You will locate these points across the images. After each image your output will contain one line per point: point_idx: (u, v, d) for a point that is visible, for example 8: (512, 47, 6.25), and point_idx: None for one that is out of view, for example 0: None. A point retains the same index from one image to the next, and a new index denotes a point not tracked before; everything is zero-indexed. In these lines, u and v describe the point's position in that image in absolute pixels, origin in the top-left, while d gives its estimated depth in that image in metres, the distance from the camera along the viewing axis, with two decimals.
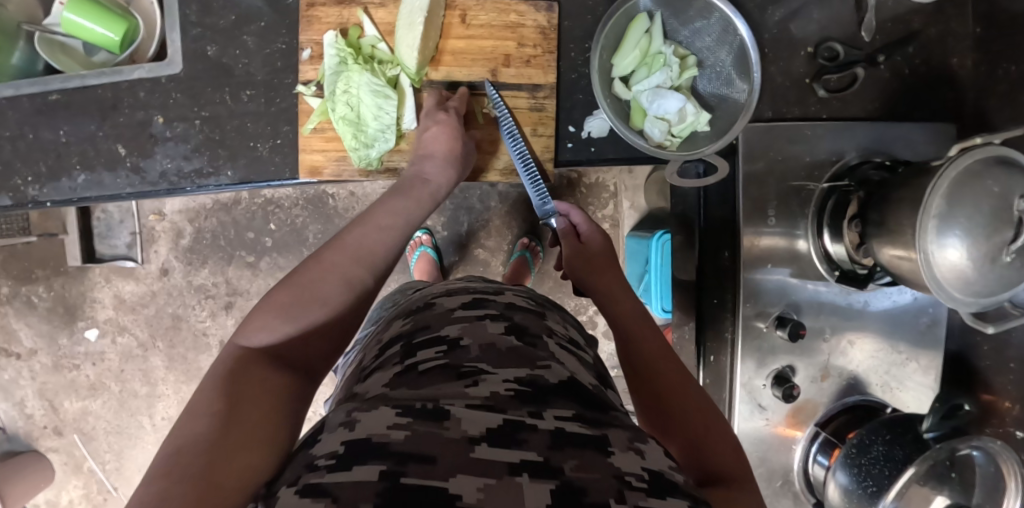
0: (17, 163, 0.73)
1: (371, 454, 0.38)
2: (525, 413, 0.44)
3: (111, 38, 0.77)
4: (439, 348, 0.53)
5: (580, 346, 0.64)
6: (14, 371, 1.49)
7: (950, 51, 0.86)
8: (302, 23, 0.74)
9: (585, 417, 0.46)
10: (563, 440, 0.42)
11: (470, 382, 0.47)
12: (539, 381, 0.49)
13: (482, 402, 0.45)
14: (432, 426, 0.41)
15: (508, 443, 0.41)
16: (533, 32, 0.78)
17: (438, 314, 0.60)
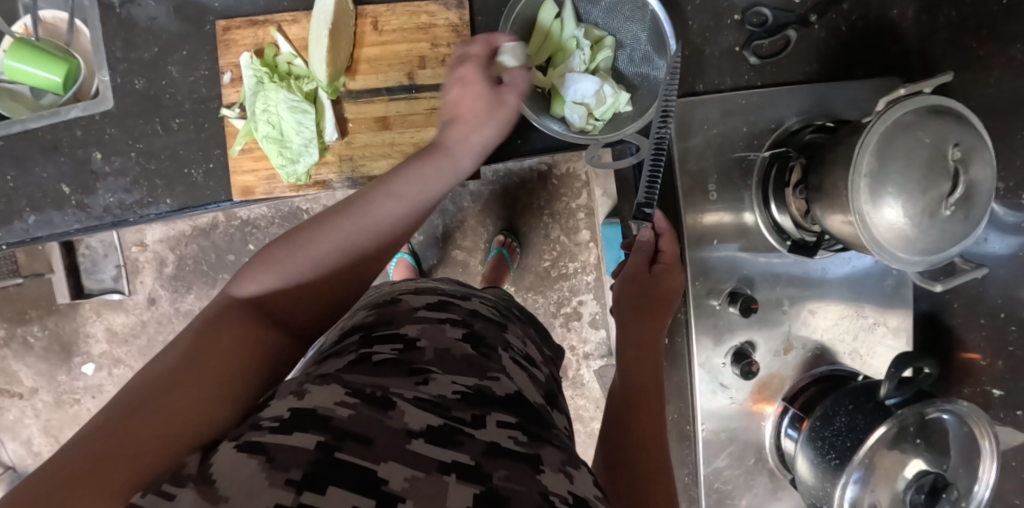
0: None
1: (313, 424, 0.38)
2: (467, 417, 0.44)
3: (53, 80, 0.80)
4: (394, 347, 0.51)
5: (536, 362, 0.62)
6: (18, 411, 1.54)
7: (888, 5, 0.85)
8: (221, 47, 0.76)
9: (525, 431, 0.46)
10: (498, 450, 0.42)
11: (419, 380, 0.47)
12: (486, 390, 0.48)
13: (429, 399, 0.44)
14: (376, 411, 0.41)
15: (443, 441, 0.41)
16: (445, 31, 0.78)
17: (399, 310, 0.58)
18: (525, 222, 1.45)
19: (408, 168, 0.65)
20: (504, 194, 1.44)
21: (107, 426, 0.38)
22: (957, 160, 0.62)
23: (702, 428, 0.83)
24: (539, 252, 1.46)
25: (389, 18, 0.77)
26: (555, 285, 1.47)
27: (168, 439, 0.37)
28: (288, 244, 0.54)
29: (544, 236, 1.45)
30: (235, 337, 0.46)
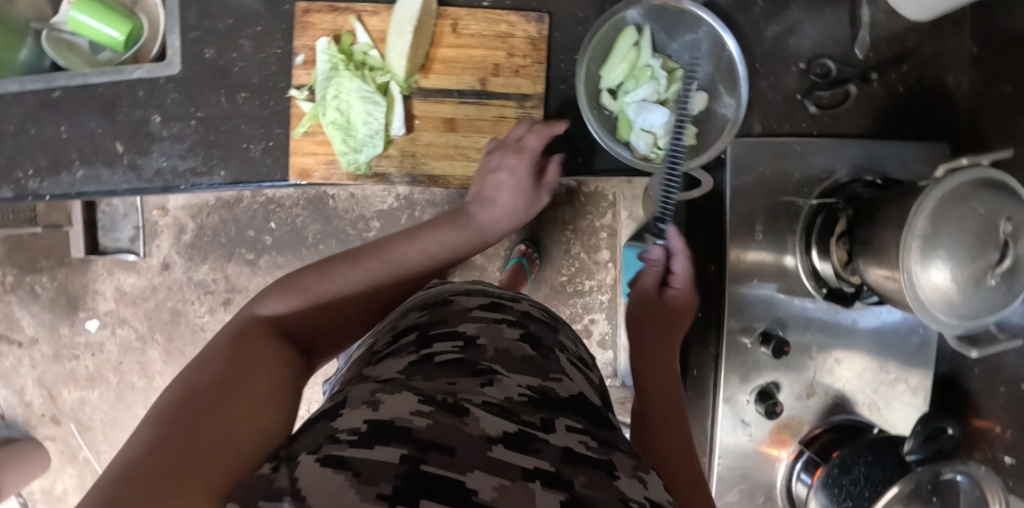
0: (21, 158, 0.75)
1: (395, 437, 0.36)
2: (538, 421, 0.43)
3: (116, 38, 0.80)
4: (456, 344, 0.51)
5: (588, 365, 0.64)
6: (14, 358, 1.53)
7: (944, 71, 0.86)
8: (298, 28, 0.76)
9: (593, 437, 0.45)
10: (574, 456, 0.40)
11: (484, 379, 0.46)
12: (550, 393, 0.48)
13: (498, 402, 0.43)
14: (452, 418, 0.39)
15: (520, 447, 0.39)
16: (523, 43, 0.78)
17: (454, 311, 0.57)
18: (548, 235, 1.45)
19: (439, 235, 0.69)
20: None
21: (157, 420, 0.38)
22: (1009, 233, 0.62)
23: (718, 463, 0.83)
24: (557, 266, 1.46)
25: (470, 23, 0.78)
26: (569, 300, 1.47)
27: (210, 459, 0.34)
28: (299, 291, 0.55)
29: (565, 251, 1.45)
30: (266, 347, 0.47)
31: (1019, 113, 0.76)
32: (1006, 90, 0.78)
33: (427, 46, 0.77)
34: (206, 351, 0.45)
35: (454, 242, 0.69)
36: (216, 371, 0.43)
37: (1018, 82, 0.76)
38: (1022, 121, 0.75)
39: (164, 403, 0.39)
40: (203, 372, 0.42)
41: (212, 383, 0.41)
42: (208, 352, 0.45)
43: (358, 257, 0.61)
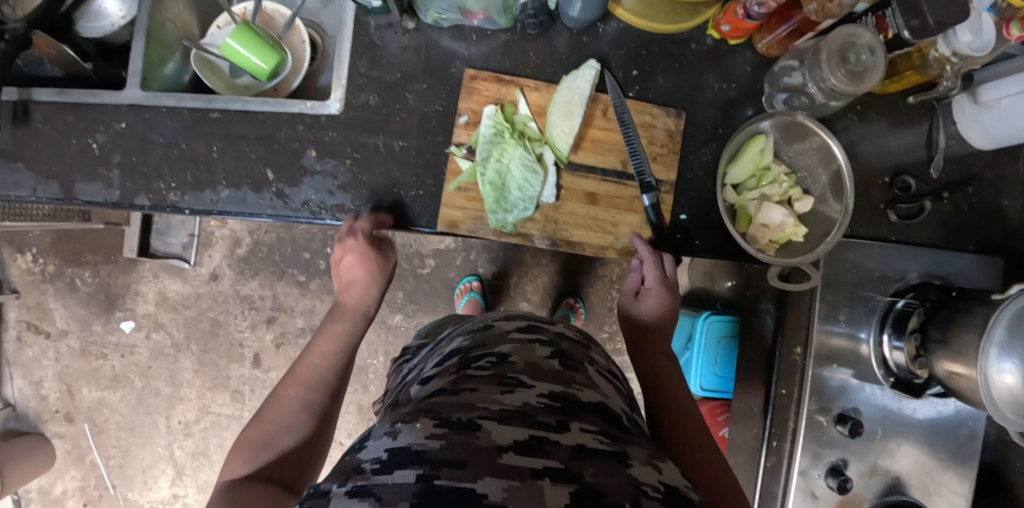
0: (165, 170, 0.75)
1: (410, 460, 0.42)
2: (552, 422, 0.47)
3: (261, 67, 0.83)
4: (490, 359, 0.56)
5: (617, 376, 0.67)
6: (39, 349, 1.49)
7: (1003, 195, 0.94)
8: (463, 92, 0.71)
9: (606, 434, 0.48)
10: (584, 452, 0.44)
11: (507, 389, 0.51)
12: (569, 396, 0.52)
13: (515, 410, 0.47)
14: (463, 434, 0.44)
15: (532, 452, 0.43)
16: (662, 134, 0.74)
17: (494, 333, 0.63)
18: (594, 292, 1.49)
19: (322, 336, 0.72)
20: (581, 261, 1.48)
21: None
22: None
23: None
24: (599, 323, 1.49)
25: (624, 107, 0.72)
26: None
27: None
28: (254, 430, 0.59)
29: (609, 309, 1.49)
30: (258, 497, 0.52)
31: None
32: None
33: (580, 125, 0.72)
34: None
35: (346, 338, 0.72)
36: None
37: None
38: None
39: None
40: None
41: None
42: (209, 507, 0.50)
43: (279, 396, 0.63)
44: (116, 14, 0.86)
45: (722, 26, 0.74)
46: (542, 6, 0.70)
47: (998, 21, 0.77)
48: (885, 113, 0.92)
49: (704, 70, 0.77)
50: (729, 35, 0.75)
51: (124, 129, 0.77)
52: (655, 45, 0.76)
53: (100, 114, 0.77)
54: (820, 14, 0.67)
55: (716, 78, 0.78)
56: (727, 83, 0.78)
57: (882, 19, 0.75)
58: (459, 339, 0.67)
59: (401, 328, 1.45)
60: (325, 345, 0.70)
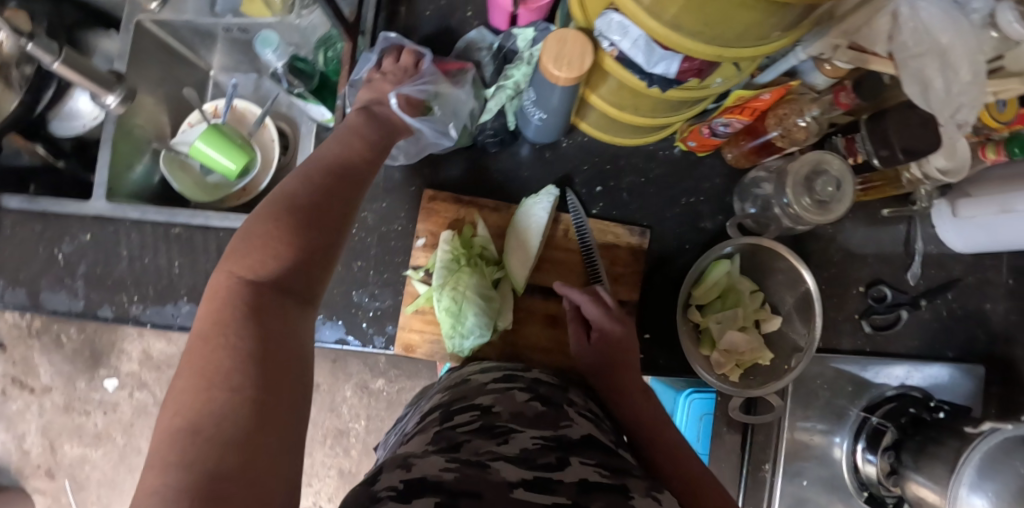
0: (129, 283, 0.76)
1: (427, 489, 0.40)
2: (554, 460, 0.48)
3: (230, 167, 0.83)
4: (473, 412, 0.55)
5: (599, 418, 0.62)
6: (22, 404, 1.49)
7: (985, 297, 0.92)
8: (421, 213, 0.70)
9: (605, 466, 0.49)
10: (590, 486, 0.45)
11: (500, 440, 0.50)
12: (561, 438, 0.52)
13: (517, 455, 0.47)
14: (475, 470, 0.44)
15: (542, 489, 0.43)
16: (625, 253, 0.73)
17: (472, 386, 0.62)
18: None
19: (344, 139, 0.59)
20: None
21: (164, 463, 0.35)
22: None
23: None
24: None
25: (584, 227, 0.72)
26: None
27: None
28: (282, 225, 0.48)
29: None
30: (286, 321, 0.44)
31: None
32: None
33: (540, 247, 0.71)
34: (217, 317, 0.42)
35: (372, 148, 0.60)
36: (232, 385, 0.39)
37: None
38: None
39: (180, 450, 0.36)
40: (206, 394, 0.38)
41: (237, 410, 0.38)
42: (220, 316, 0.42)
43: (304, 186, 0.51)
44: (90, 114, 0.86)
45: (690, 141, 0.73)
46: (501, 126, 0.70)
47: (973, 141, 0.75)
48: (861, 218, 0.90)
49: (672, 182, 0.76)
50: (697, 149, 0.74)
51: (89, 240, 0.77)
52: (621, 159, 0.75)
53: (67, 223, 0.78)
54: (786, 138, 0.68)
55: (685, 192, 0.76)
56: (697, 198, 0.76)
57: (852, 142, 0.74)
58: (435, 396, 0.65)
59: (384, 393, 1.45)
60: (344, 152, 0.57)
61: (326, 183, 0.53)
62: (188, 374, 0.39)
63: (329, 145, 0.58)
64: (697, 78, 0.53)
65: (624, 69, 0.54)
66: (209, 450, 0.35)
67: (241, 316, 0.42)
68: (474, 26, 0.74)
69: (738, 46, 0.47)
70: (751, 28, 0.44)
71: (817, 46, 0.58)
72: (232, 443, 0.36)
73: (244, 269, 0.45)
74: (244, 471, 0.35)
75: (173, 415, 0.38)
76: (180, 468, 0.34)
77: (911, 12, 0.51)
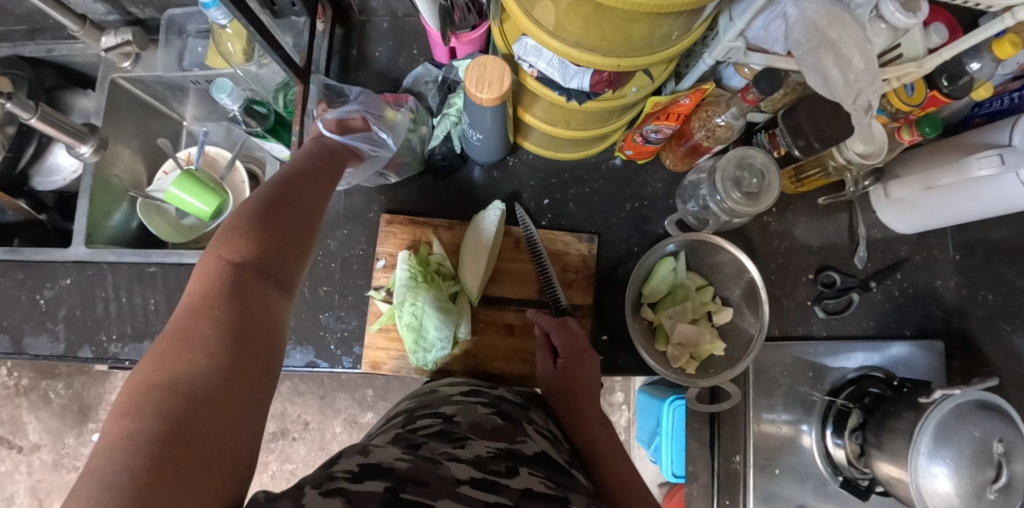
0: (108, 322, 0.79)
1: (379, 473, 0.43)
2: (502, 468, 0.50)
3: (203, 209, 0.87)
4: (435, 418, 0.58)
5: (558, 436, 0.64)
6: (10, 464, 1.49)
7: (934, 275, 0.97)
8: (381, 235, 0.75)
9: (552, 480, 0.51)
10: (532, 495, 0.47)
11: (457, 444, 0.52)
12: (514, 451, 0.54)
13: (469, 458, 0.50)
14: (427, 462, 0.46)
15: (486, 488, 0.46)
16: (576, 260, 0.78)
17: (438, 397, 0.64)
18: None
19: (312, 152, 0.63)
20: None
21: (139, 411, 0.37)
22: (1002, 452, 0.65)
23: None
24: None
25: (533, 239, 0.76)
26: None
27: (217, 461, 0.38)
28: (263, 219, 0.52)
29: None
30: (264, 302, 0.48)
31: (1003, 321, 0.87)
32: (988, 297, 0.90)
33: (494, 261, 0.76)
34: (199, 291, 0.46)
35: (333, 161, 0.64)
36: (211, 351, 0.42)
37: (997, 291, 0.89)
38: (1013, 330, 0.85)
39: (154, 395, 0.39)
40: (186, 353, 0.41)
41: (213, 372, 0.41)
42: (203, 291, 0.46)
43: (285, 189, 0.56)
44: (69, 168, 0.92)
45: (626, 150, 0.80)
46: (448, 150, 0.77)
47: (892, 124, 0.80)
48: (804, 210, 0.96)
49: (617, 189, 0.83)
50: (634, 157, 0.81)
51: (69, 284, 0.81)
52: (565, 173, 0.82)
53: (48, 271, 0.82)
54: (711, 138, 0.76)
55: (628, 199, 0.83)
56: (639, 204, 0.83)
57: (773, 136, 0.80)
58: (405, 403, 0.67)
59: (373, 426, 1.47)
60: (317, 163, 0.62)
61: (305, 191, 0.58)
62: (169, 338, 0.42)
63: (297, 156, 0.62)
64: (610, 89, 0.61)
65: (545, 87, 0.63)
66: (184, 405, 0.38)
67: (224, 294, 0.46)
68: (421, 62, 0.82)
69: (632, 57, 0.55)
70: (638, 40, 0.53)
71: (717, 53, 0.66)
72: (205, 404, 0.39)
73: (231, 251, 0.49)
74: (215, 428, 0.39)
75: (150, 364, 0.41)
76: (155, 416, 0.37)
77: (796, 12, 0.60)
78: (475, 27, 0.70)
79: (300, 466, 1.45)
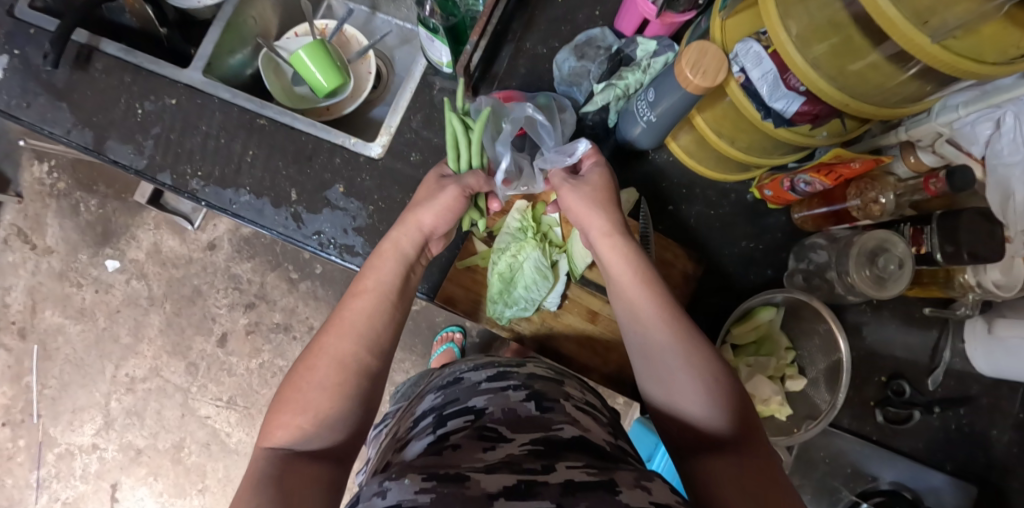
0: (197, 158, 0.76)
1: None
2: (539, 466, 0.40)
3: (322, 84, 0.83)
4: (466, 418, 0.49)
5: (600, 411, 0.57)
6: (20, 257, 1.47)
7: (992, 423, 0.87)
8: (501, 178, 0.72)
9: (594, 467, 0.41)
10: (574, 488, 0.37)
11: (488, 445, 0.44)
12: (553, 439, 0.45)
13: (498, 461, 0.41)
14: (451, 485, 0.37)
15: (523, 495, 0.36)
16: (678, 276, 0.79)
17: (466, 387, 0.56)
18: None
19: (372, 267, 0.58)
20: None
21: None
22: None
23: None
24: None
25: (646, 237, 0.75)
26: None
27: None
28: (292, 390, 0.50)
29: None
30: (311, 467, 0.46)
31: None
32: None
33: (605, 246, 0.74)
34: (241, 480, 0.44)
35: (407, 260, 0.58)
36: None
37: None
38: None
39: None
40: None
41: None
42: (247, 478, 0.44)
43: (321, 346, 0.52)
44: None
45: (766, 190, 0.77)
46: (600, 120, 0.76)
47: None
48: (897, 313, 0.91)
49: (735, 222, 0.81)
50: (769, 199, 0.78)
51: (172, 105, 0.78)
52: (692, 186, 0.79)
53: (156, 84, 0.78)
54: (861, 210, 0.71)
55: (745, 235, 0.81)
56: (753, 245, 0.81)
57: (919, 233, 0.73)
58: (430, 399, 0.58)
59: None
60: (367, 285, 0.57)
61: (345, 324, 0.54)
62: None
63: (370, 276, 0.57)
64: (811, 124, 0.59)
65: (746, 96, 0.61)
66: None
67: (266, 479, 0.43)
68: (598, 24, 0.77)
69: (863, 102, 0.54)
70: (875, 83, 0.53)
71: (919, 131, 0.66)
72: None
73: (273, 435, 0.48)
74: None
75: None
76: None
77: (1013, 123, 0.60)
78: (684, 11, 0.69)
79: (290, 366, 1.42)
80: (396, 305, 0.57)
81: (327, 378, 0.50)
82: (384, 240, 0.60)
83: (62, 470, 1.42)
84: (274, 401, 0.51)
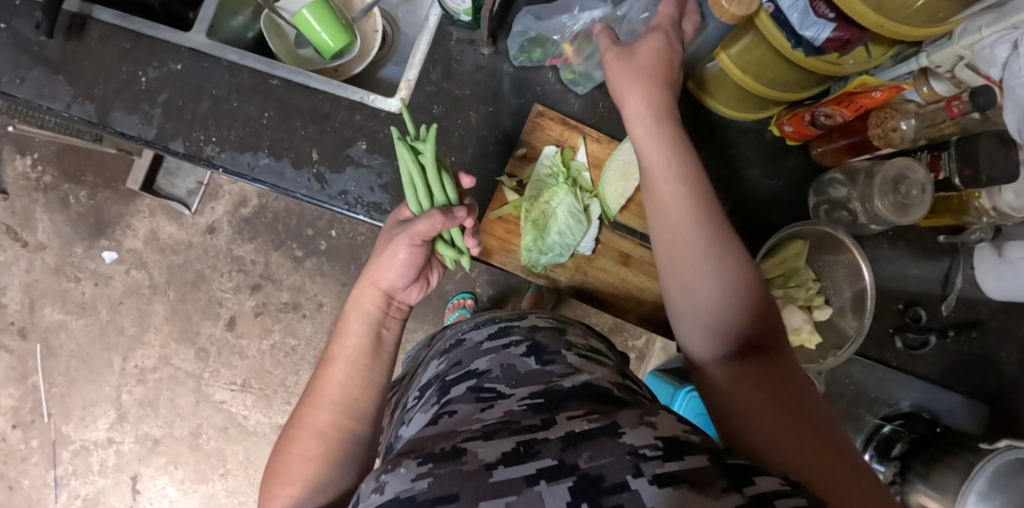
0: (210, 123, 0.74)
1: None
2: (539, 421, 0.38)
3: (328, 44, 0.80)
4: (468, 382, 0.48)
5: (605, 353, 0.57)
6: (11, 255, 1.42)
7: (1000, 344, 0.90)
8: (527, 126, 0.73)
9: (596, 412, 0.39)
10: (574, 439, 0.34)
11: (485, 405, 0.43)
12: (553, 390, 0.43)
13: (497, 422, 0.39)
14: (449, 464, 0.33)
15: (521, 457, 0.33)
16: None
17: (469, 348, 0.55)
18: None
19: (345, 329, 0.58)
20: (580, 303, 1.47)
21: None
22: None
23: None
24: None
25: None
26: None
27: None
28: (281, 459, 0.50)
29: None
30: None
31: None
32: None
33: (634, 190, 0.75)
34: None
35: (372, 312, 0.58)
36: None
37: None
38: None
39: None
40: None
41: None
42: None
43: (303, 413, 0.52)
44: None
45: (785, 126, 0.78)
46: None
47: None
48: (912, 244, 0.92)
49: (755, 158, 0.82)
50: (787, 136, 0.79)
51: (178, 71, 0.75)
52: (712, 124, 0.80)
53: (159, 50, 0.75)
54: (881, 140, 0.73)
55: (765, 171, 0.82)
56: (773, 180, 0.82)
57: (936, 159, 0.74)
58: (436, 365, 0.57)
59: None
60: (339, 347, 0.56)
61: (324, 387, 0.53)
62: None
63: (343, 339, 0.56)
64: (841, 50, 0.60)
65: (776, 27, 0.61)
66: None
67: None
68: None
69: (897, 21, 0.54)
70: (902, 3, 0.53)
71: (940, 56, 0.64)
72: None
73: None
74: None
75: None
76: None
77: None
78: None
79: (302, 344, 1.41)
80: (371, 358, 0.56)
81: (311, 444, 0.49)
82: (350, 306, 0.60)
83: (79, 467, 1.40)
84: (269, 474, 0.50)
